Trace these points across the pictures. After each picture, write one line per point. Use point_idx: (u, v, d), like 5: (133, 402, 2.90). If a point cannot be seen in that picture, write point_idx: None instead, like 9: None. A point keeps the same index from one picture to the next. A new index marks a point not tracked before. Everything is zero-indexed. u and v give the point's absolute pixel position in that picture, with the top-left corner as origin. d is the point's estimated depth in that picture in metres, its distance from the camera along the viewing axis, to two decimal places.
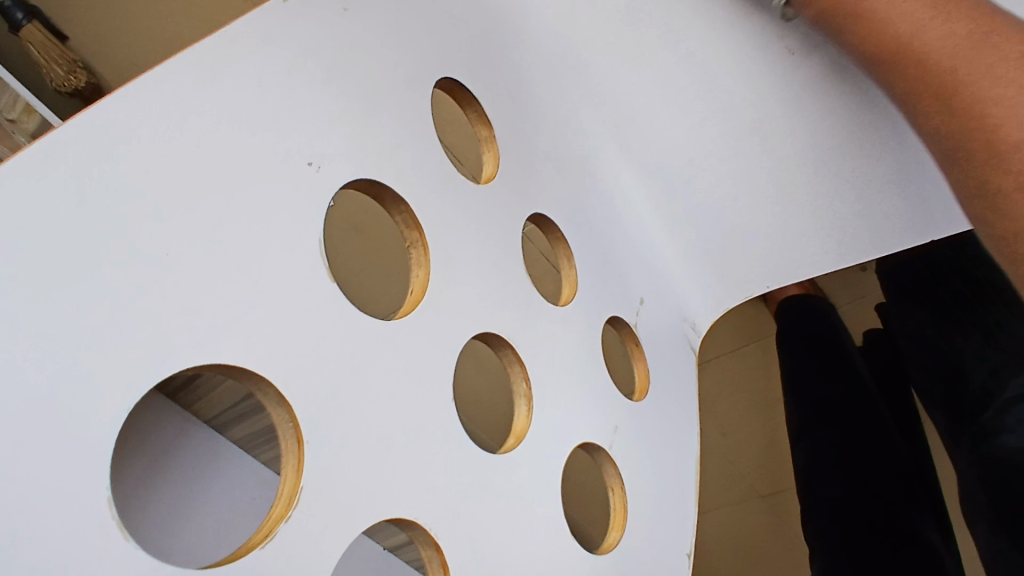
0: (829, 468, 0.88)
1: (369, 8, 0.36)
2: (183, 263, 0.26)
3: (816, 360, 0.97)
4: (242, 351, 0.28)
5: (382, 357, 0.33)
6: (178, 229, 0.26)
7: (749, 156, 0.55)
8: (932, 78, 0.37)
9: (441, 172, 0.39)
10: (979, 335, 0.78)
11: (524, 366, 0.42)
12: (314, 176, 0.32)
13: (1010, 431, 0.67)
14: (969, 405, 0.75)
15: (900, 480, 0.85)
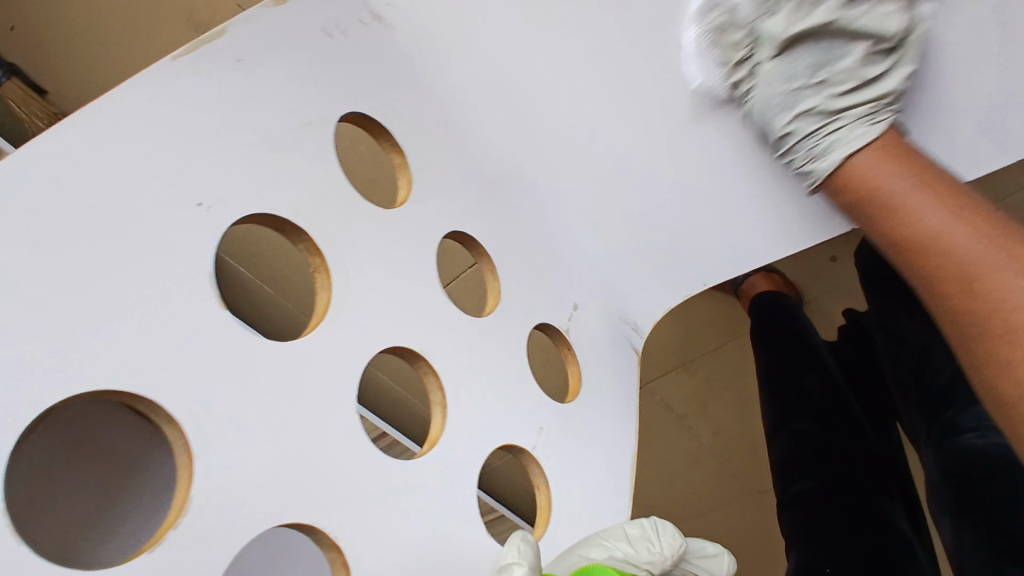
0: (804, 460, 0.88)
1: (262, 60, 0.40)
2: (71, 302, 0.30)
3: (791, 353, 0.97)
4: (132, 377, 0.31)
5: (279, 375, 0.36)
6: (66, 270, 0.30)
7: (673, 163, 0.58)
8: (941, 275, 0.45)
9: (343, 201, 0.42)
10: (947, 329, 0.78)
11: (438, 376, 0.45)
12: (203, 215, 0.35)
13: (970, 427, 0.68)
14: (935, 398, 0.75)
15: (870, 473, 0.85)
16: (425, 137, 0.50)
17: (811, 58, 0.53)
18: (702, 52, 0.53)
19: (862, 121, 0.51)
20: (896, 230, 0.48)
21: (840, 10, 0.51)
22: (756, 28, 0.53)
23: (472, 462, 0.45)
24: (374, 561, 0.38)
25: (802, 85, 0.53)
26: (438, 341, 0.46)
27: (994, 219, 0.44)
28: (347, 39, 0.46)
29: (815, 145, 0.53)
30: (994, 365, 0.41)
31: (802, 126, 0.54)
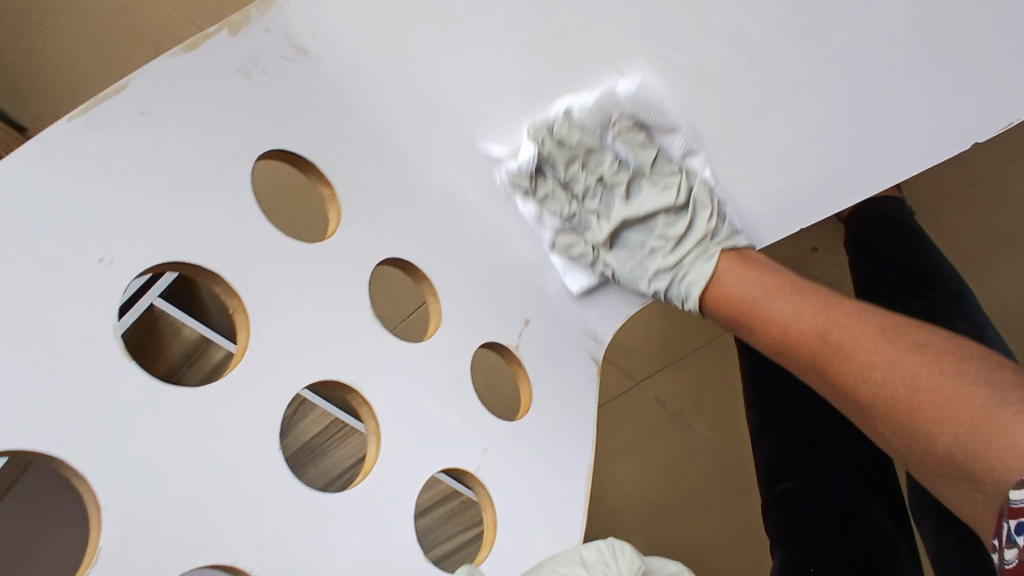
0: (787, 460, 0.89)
1: (168, 109, 0.40)
2: None
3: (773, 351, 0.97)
4: (35, 435, 0.32)
5: (190, 420, 0.37)
6: None
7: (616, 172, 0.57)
8: (809, 356, 0.51)
9: (263, 239, 0.43)
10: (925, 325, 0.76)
11: (371, 407, 0.46)
12: (107, 269, 0.36)
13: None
14: None
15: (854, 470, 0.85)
16: (355, 166, 0.51)
17: (637, 238, 0.62)
18: (568, 267, 0.63)
19: (701, 257, 0.58)
20: (761, 332, 0.55)
21: (625, 209, 0.60)
22: (587, 233, 0.61)
23: (410, 488, 0.46)
24: None
25: (645, 251, 0.61)
26: (371, 370, 0.46)
27: (822, 295, 0.52)
28: (267, 77, 0.47)
29: (681, 291, 0.60)
30: (881, 422, 0.45)
31: (661, 284, 0.60)
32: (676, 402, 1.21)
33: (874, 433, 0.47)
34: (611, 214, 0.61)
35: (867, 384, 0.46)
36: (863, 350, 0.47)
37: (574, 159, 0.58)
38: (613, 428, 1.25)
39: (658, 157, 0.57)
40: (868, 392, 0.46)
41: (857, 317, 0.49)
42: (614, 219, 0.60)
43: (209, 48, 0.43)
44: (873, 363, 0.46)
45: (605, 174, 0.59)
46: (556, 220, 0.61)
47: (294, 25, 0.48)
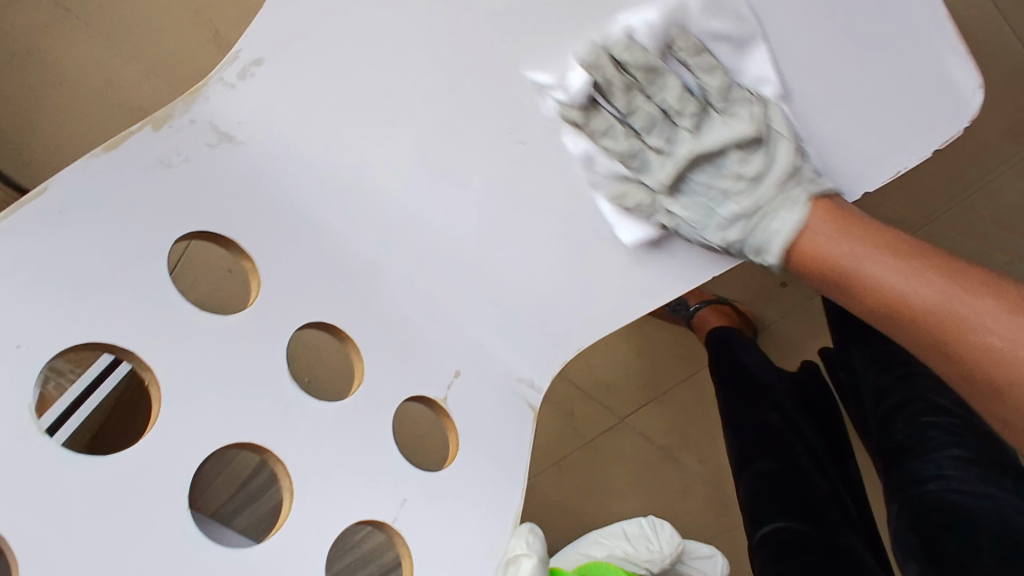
0: (767, 497, 0.80)
1: (84, 206, 0.46)
2: None
3: (747, 388, 0.90)
4: None
5: (101, 484, 0.42)
6: None
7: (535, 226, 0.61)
8: (921, 333, 0.54)
9: (178, 315, 0.48)
10: (890, 373, 0.77)
11: (285, 465, 0.49)
12: (23, 353, 0.41)
13: (931, 476, 0.67)
14: (895, 449, 0.73)
15: (835, 506, 0.79)
16: (275, 239, 0.55)
17: (706, 178, 0.62)
18: (623, 218, 0.62)
19: (780, 201, 0.59)
20: (864, 300, 0.57)
21: (694, 143, 0.60)
22: (643, 171, 0.61)
23: (320, 541, 0.49)
24: None
25: (715, 198, 0.62)
26: (285, 432, 0.50)
27: (948, 271, 0.53)
28: (188, 165, 0.52)
29: (759, 237, 0.61)
30: (1000, 400, 0.53)
31: (738, 231, 0.61)
32: (664, 435, 1.19)
33: (958, 380, 0.55)
34: (676, 148, 0.60)
35: (989, 362, 0.52)
36: (985, 334, 0.52)
37: (633, 87, 0.58)
38: (604, 466, 1.20)
39: (698, 49, 0.57)
40: (975, 362, 0.52)
41: (975, 295, 0.52)
42: (678, 157, 0.60)
43: (130, 145, 0.49)
44: (957, 323, 0.52)
45: (668, 106, 0.58)
46: (618, 160, 0.60)
47: (218, 114, 0.53)
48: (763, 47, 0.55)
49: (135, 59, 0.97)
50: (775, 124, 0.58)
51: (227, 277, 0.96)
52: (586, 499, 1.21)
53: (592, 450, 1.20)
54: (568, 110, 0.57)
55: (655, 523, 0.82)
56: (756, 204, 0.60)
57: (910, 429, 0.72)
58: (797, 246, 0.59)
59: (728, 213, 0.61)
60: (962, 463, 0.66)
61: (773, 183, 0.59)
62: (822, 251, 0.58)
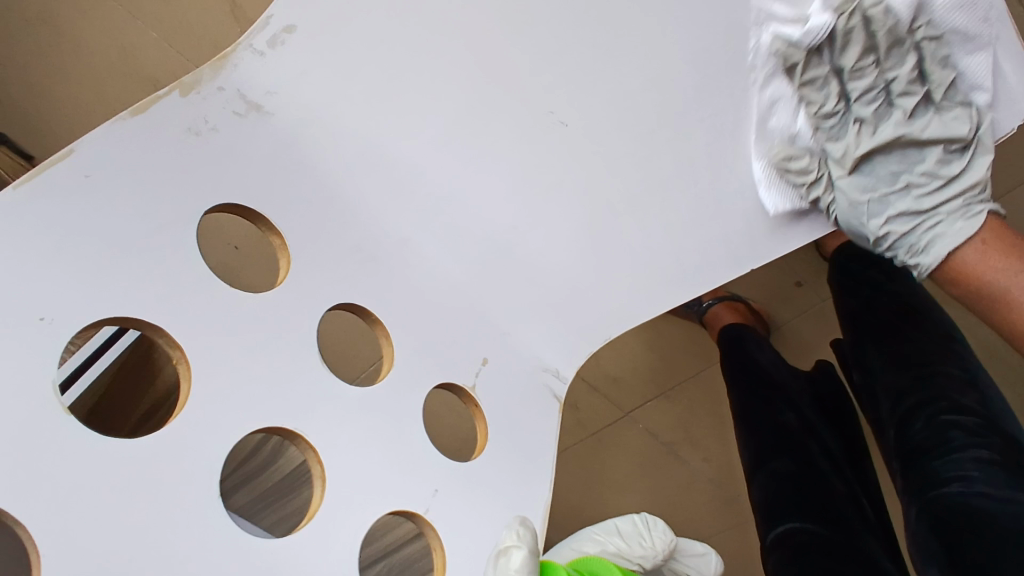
0: (783, 496, 0.79)
1: (112, 172, 0.43)
2: None
3: (759, 386, 0.89)
4: None
5: (130, 469, 0.39)
6: None
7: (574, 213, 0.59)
8: None
9: (209, 292, 0.45)
10: (910, 372, 0.75)
11: (317, 452, 0.47)
12: (47, 327, 0.38)
13: (952, 479, 0.65)
14: (913, 448, 0.71)
15: (850, 505, 0.77)
16: (305, 215, 0.53)
17: (888, 167, 0.62)
18: (783, 190, 0.62)
19: (956, 213, 0.60)
20: (1013, 322, 0.58)
21: (904, 127, 0.59)
22: (833, 143, 0.62)
23: (353, 533, 0.47)
24: None
25: (897, 185, 0.62)
26: (317, 418, 0.48)
27: None
28: (217, 134, 0.49)
29: (916, 241, 0.62)
30: None
31: (895, 228, 0.63)
32: (668, 431, 1.17)
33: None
34: (884, 125, 0.60)
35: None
36: None
37: (858, 50, 0.56)
38: (606, 459, 1.19)
39: (920, 29, 0.55)
40: None
41: None
42: (879, 135, 0.60)
43: (157, 111, 0.46)
44: None
45: (899, 81, 0.57)
46: (809, 116, 0.60)
47: (249, 83, 0.51)
48: (985, 53, 0.55)
49: (154, 25, 0.94)
50: (984, 134, 0.57)
51: (241, 255, 0.90)
52: (588, 491, 1.20)
53: (595, 442, 1.19)
54: (789, 50, 0.56)
55: (649, 520, 0.67)
56: (930, 203, 0.61)
57: (929, 429, 0.70)
58: (947, 266, 0.61)
59: (891, 211, 0.62)
60: (986, 466, 0.64)
61: (955, 187, 0.60)
62: (972, 272, 0.59)
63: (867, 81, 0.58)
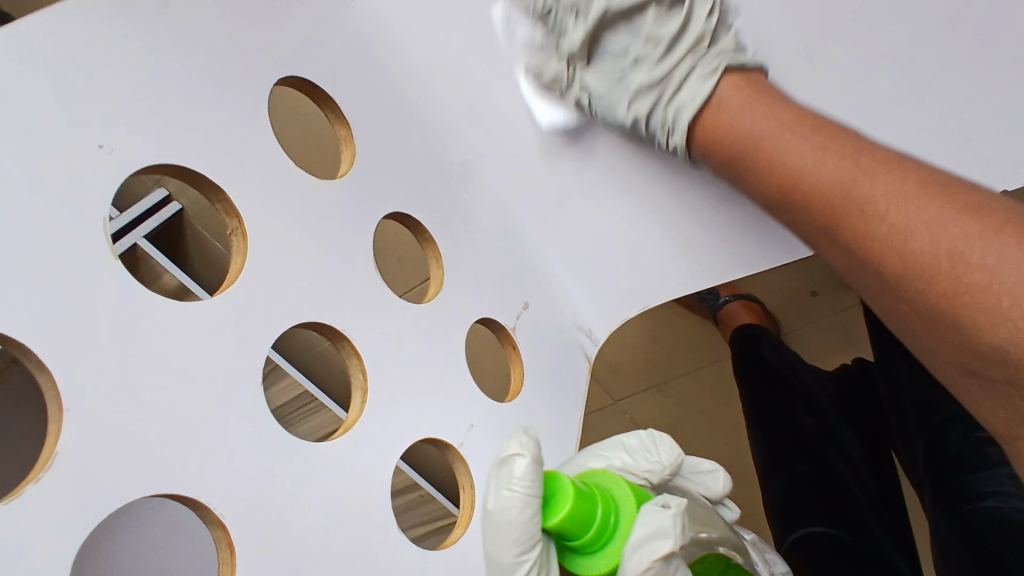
0: (804, 500, 0.85)
1: (192, 10, 0.38)
2: None
3: (781, 392, 0.93)
4: (15, 320, 0.29)
5: (174, 335, 0.34)
6: None
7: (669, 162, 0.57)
8: (845, 237, 0.43)
9: (275, 165, 0.41)
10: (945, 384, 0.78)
11: (361, 358, 0.43)
12: (106, 157, 0.33)
13: (989, 493, 0.69)
14: (951, 460, 0.75)
15: (869, 509, 0.83)
16: (372, 113, 0.48)
17: (619, 43, 0.52)
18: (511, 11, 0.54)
19: (691, 62, 0.50)
20: (788, 199, 0.46)
21: None
22: (563, 36, 0.52)
23: (388, 452, 0.43)
24: (265, 539, 0.36)
25: (627, 62, 0.51)
26: (366, 322, 0.44)
27: (885, 159, 0.42)
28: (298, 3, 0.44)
29: (664, 116, 0.51)
30: (930, 326, 0.39)
31: (641, 108, 0.51)
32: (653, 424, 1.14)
33: (853, 268, 0.43)
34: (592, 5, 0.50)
35: (877, 252, 0.41)
36: (909, 233, 0.40)
37: None
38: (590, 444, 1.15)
39: None
40: (896, 275, 0.40)
41: (883, 182, 0.41)
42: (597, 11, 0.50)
43: None
44: (884, 208, 0.41)
45: None
46: (531, 18, 0.53)
47: None
48: None
49: None
50: None
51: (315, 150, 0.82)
52: None
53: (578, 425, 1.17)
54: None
55: (657, 434, 0.57)
56: (662, 72, 0.50)
57: (966, 443, 0.74)
58: (702, 119, 0.50)
59: (635, 83, 0.51)
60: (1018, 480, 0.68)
61: (682, 46, 0.50)
62: (732, 122, 0.48)
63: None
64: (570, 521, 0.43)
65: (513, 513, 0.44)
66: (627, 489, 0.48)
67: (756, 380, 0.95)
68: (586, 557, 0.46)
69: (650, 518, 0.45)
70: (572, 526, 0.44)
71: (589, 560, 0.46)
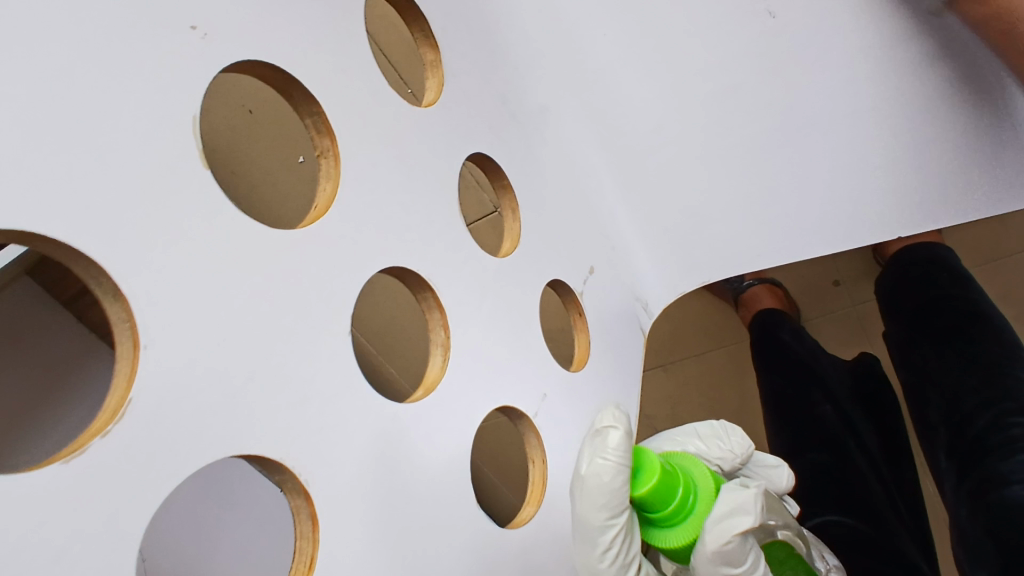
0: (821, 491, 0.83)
1: None
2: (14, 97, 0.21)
3: (799, 377, 0.90)
4: (92, 228, 0.23)
5: (261, 267, 0.29)
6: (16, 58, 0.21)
7: (757, 124, 0.53)
8: None
9: (369, 81, 0.35)
10: (978, 374, 0.76)
11: (444, 313, 0.38)
12: (198, 42, 0.27)
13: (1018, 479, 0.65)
14: (975, 448, 0.72)
15: (886, 503, 0.80)
16: (459, 38, 0.43)
17: None
18: None
19: None
20: None
21: None
22: None
23: (468, 418, 0.39)
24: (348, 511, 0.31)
25: None
26: (448, 271, 0.39)
27: None
28: None
29: None
30: None
31: None
32: (655, 405, 1.07)
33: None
34: None
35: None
36: None
37: None
38: None
39: None
40: None
41: None
42: None
43: None
44: None
45: None
46: None
47: None
48: None
49: None
50: None
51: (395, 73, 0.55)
52: None
53: None
54: None
55: (730, 423, 0.52)
56: None
57: (994, 426, 0.72)
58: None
59: None
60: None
61: None
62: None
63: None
64: (656, 494, 0.38)
65: (605, 479, 0.39)
66: (706, 469, 0.42)
67: (773, 364, 0.92)
68: (659, 532, 0.40)
69: (731, 496, 0.40)
70: (654, 501, 0.38)
71: (663, 534, 0.40)
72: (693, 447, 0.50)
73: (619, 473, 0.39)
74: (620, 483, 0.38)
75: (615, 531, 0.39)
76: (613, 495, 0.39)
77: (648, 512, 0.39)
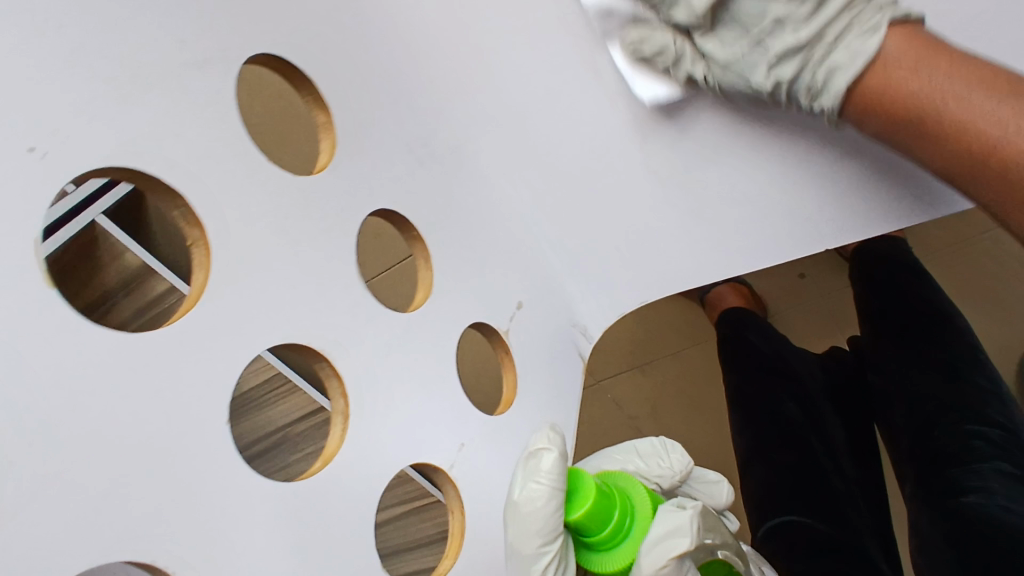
0: (782, 490, 0.82)
1: None
2: None
3: (763, 377, 0.89)
4: None
5: (125, 374, 0.29)
6: None
7: (670, 155, 0.53)
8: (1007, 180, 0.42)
9: (246, 162, 0.35)
10: (941, 377, 0.75)
11: (342, 381, 0.38)
12: (36, 163, 0.27)
13: (972, 488, 0.65)
14: (931, 456, 0.72)
15: (848, 502, 0.80)
16: (354, 95, 0.42)
17: None
18: None
19: None
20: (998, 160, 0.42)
21: None
22: None
23: (375, 483, 0.39)
24: None
25: None
26: (347, 338, 0.39)
27: None
28: None
29: None
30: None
31: None
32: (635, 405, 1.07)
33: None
34: None
35: None
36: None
37: None
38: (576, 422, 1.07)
39: None
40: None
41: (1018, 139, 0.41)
42: None
43: None
44: None
45: None
46: None
47: None
48: None
49: None
50: None
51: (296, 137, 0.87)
52: None
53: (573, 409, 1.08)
54: None
55: (668, 442, 0.59)
56: None
57: (952, 434, 0.71)
58: (863, 84, 0.45)
59: None
60: (1004, 479, 0.65)
61: None
62: (902, 83, 0.43)
63: (699, 74, 0.48)
64: (592, 516, 0.43)
65: (538, 504, 0.43)
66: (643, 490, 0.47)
67: (739, 365, 0.92)
68: (596, 556, 0.45)
69: (668, 518, 0.45)
70: (592, 524, 0.43)
71: (600, 559, 0.45)
72: (633, 465, 0.57)
73: (553, 498, 0.43)
74: (552, 507, 0.43)
75: (549, 558, 0.43)
76: (545, 520, 0.42)
77: (587, 535, 0.44)
